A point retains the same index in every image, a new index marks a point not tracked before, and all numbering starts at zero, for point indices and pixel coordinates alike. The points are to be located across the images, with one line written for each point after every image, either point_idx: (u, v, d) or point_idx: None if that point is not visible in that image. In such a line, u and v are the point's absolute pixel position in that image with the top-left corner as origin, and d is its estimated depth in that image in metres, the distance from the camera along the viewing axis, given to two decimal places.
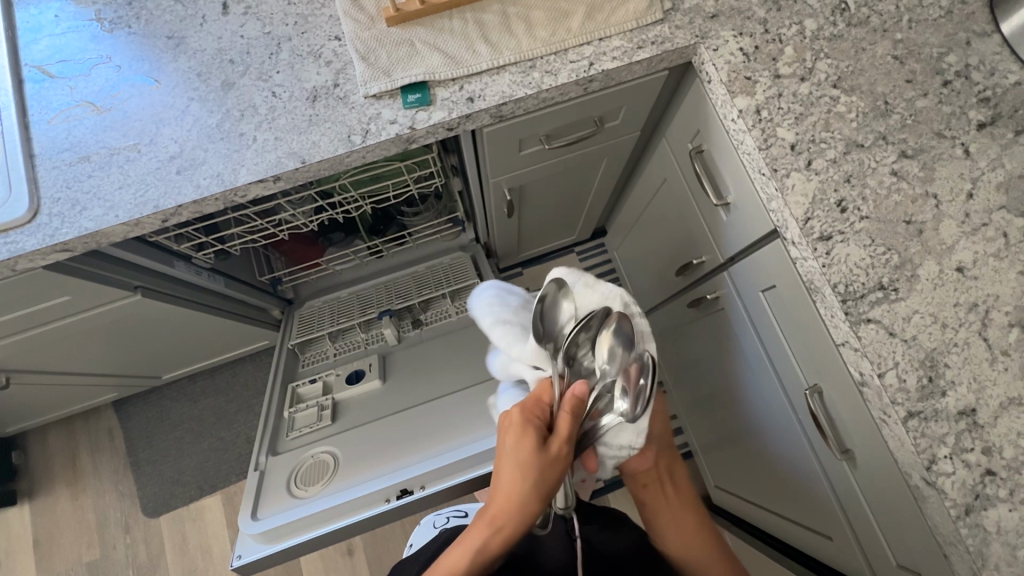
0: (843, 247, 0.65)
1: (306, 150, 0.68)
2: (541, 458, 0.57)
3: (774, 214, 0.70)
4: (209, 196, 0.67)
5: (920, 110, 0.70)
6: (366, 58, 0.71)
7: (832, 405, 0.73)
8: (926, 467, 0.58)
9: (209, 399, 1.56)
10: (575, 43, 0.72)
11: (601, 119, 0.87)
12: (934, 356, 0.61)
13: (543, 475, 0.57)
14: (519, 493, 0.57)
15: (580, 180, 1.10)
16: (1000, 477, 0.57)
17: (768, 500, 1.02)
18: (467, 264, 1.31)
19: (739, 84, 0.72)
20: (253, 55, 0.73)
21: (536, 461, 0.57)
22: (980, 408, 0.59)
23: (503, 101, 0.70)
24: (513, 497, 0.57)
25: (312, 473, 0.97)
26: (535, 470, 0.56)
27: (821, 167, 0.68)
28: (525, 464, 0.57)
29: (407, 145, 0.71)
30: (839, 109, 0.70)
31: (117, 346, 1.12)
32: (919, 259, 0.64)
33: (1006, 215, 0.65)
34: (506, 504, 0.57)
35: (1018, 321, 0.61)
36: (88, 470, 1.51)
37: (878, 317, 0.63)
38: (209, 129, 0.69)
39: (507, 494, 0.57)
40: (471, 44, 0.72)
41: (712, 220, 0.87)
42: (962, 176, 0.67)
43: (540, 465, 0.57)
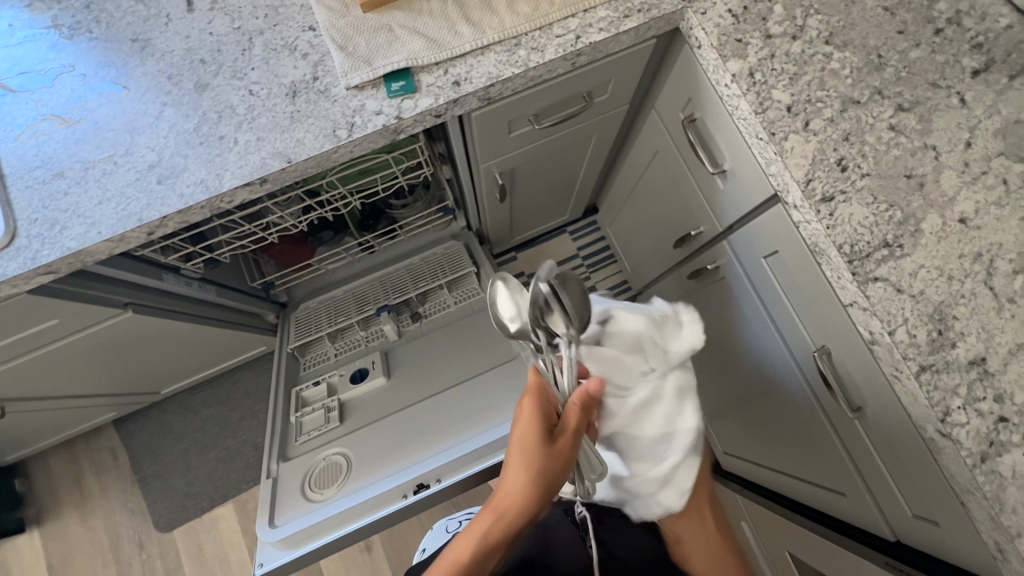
0: (846, 207, 0.64)
1: (291, 149, 0.66)
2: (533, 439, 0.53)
3: (774, 178, 0.68)
4: (195, 206, 0.64)
5: (913, 61, 0.69)
6: (344, 47, 0.68)
7: (841, 365, 0.73)
8: (940, 420, 0.59)
9: (211, 410, 1.54)
10: (559, 17, 0.70)
11: (590, 94, 0.85)
12: (942, 309, 0.61)
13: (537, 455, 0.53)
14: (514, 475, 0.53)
15: (570, 159, 1.08)
16: (1012, 423, 0.58)
17: (779, 462, 1.04)
18: (462, 254, 1.30)
19: (730, 48, 0.70)
20: (224, 52, 0.69)
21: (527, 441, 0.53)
22: (989, 356, 0.60)
23: (491, 83, 0.68)
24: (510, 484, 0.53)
25: (326, 475, 0.96)
26: (527, 450, 0.53)
27: (818, 127, 0.67)
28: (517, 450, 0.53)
29: (396, 137, 0.69)
30: (833, 66, 0.69)
31: (113, 364, 1.09)
32: (921, 213, 0.64)
33: (1005, 162, 0.65)
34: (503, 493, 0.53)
35: (1021, 267, 0.62)
36: (95, 491, 1.49)
37: (885, 275, 0.62)
38: (187, 134, 0.66)
39: (510, 479, 0.53)
40: (452, 25, 0.69)
41: (709, 189, 0.86)
42: (960, 126, 0.66)
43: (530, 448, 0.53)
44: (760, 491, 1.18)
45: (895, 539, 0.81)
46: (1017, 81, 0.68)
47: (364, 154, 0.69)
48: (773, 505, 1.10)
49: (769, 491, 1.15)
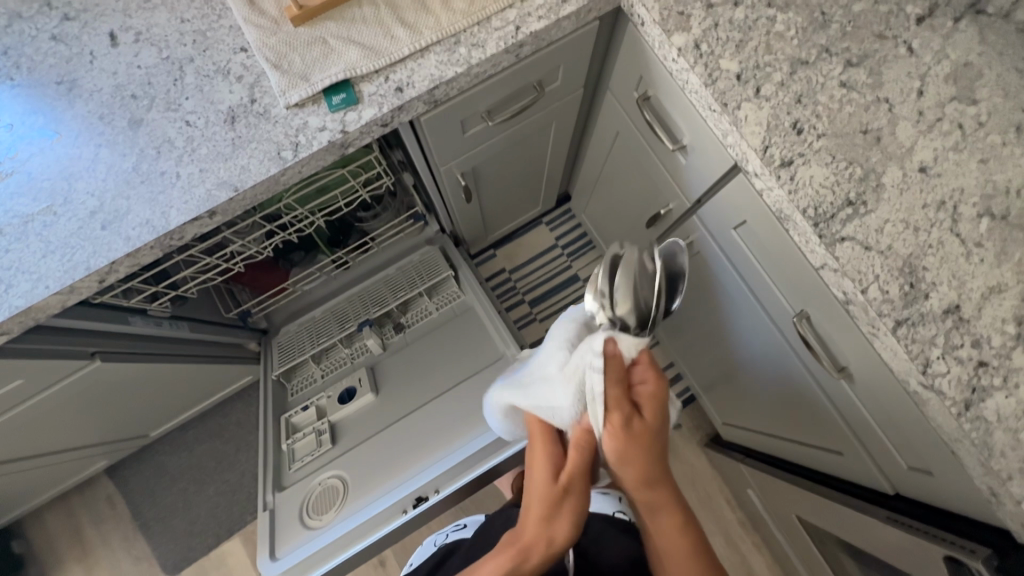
0: (806, 169, 0.63)
1: (237, 176, 0.64)
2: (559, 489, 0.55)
3: (732, 148, 0.67)
4: (143, 247, 0.62)
5: (857, 15, 0.68)
6: (279, 65, 0.66)
7: (820, 326, 0.73)
8: (921, 372, 0.59)
9: (206, 445, 1.52)
10: (496, 9, 0.68)
11: (541, 84, 0.83)
12: (912, 262, 0.61)
13: (561, 511, 0.54)
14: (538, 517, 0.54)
15: (533, 151, 1.06)
16: (992, 366, 0.58)
17: (775, 428, 1.04)
18: (438, 258, 1.28)
19: (673, 22, 0.68)
20: (155, 85, 0.66)
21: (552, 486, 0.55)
22: (962, 303, 0.60)
23: (434, 85, 0.66)
24: (536, 527, 0.54)
25: (323, 500, 0.95)
26: (552, 501, 0.55)
27: (770, 92, 0.65)
28: (545, 495, 0.55)
29: (344, 152, 0.67)
30: (778, 29, 0.68)
31: (94, 414, 1.07)
32: (881, 167, 0.63)
33: (958, 106, 0.65)
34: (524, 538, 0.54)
35: (984, 210, 0.62)
36: (97, 542, 1.47)
37: (852, 234, 0.62)
38: (126, 175, 0.64)
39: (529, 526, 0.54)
40: (388, 30, 0.67)
41: (672, 166, 0.85)
42: (911, 74, 0.66)
43: (555, 501, 0.55)
44: (762, 458, 1.18)
45: (895, 492, 0.81)
46: (961, 23, 0.67)
47: (314, 172, 0.67)
48: (774, 469, 1.10)
49: (770, 457, 1.15)
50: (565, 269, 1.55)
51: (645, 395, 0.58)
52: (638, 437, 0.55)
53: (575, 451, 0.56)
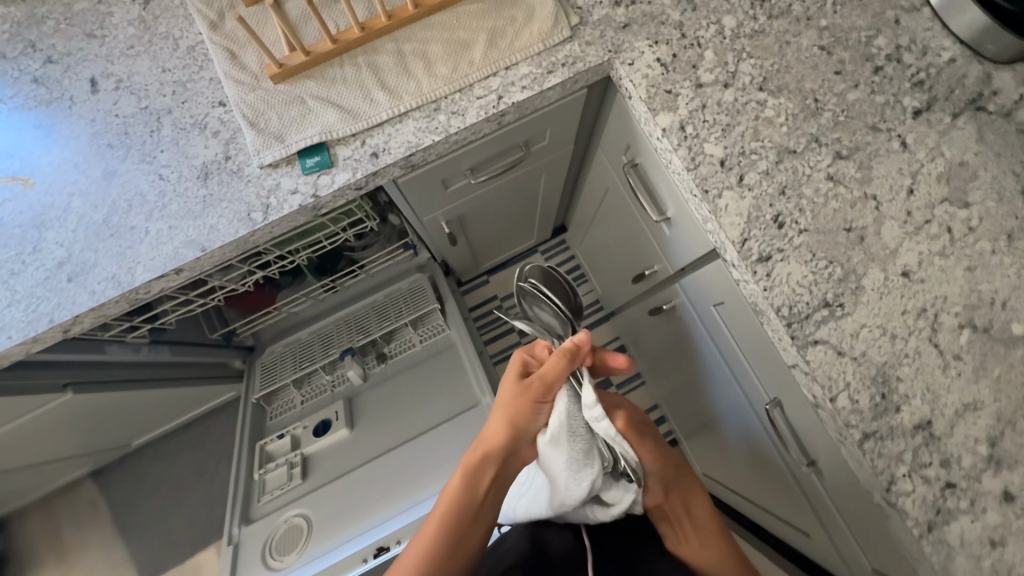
0: (783, 266, 0.62)
1: (205, 236, 0.63)
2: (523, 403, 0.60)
3: (711, 235, 0.65)
4: (107, 302, 0.62)
5: (852, 104, 0.66)
6: (256, 123, 0.65)
7: (791, 416, 0.72)
8: (885, 488, 0.56)
9: (190, 454, 1.53)
10: (479, 76, 0.67)
11: (527, 143, 0.82)
12: (886, 371, 0.59)
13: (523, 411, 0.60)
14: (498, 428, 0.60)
15: (523, 196, 1.06)
16: (960, 488, 0.55)
17: (751, 493, 1.02)
18: (426, 289, 1.28)
19: (659, 100, 0.67)
20: (132, 135, 0.66)
21: (514, 404, 0.60)
22: (935, 418, 0.57)
23: (410, 152, 0.65)
24: (485, 447, 0.60)
25: (287, 539, 0.95)
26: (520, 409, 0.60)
27: (753, 181, 0.64)
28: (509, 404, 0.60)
29: (316, 213, 0.66)
30: (767, 114, 0.66)
31: (72, 429, 1.08)
32: (862, 268, 0.61)
33: (949, 208, 0.62)
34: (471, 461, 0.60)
35: (967, 321, 0.59)
36: (78, 542, 1.49)
37: (825, 337, 0.60)
38: (95, 227, 0.63)
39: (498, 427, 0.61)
40: (368, 92, 0.66)
41: (657, 232, 0.84)
42: (901, 171, 0.64)
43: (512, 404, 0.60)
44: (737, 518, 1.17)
45: None
46: (959, 120, 0.65)
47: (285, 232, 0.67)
48: (748, 533, 1.09)
49: (745, 519, 1.13)
50: None
51: (635, 409, 0.60)
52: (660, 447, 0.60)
53: (553, 361, 0.59)
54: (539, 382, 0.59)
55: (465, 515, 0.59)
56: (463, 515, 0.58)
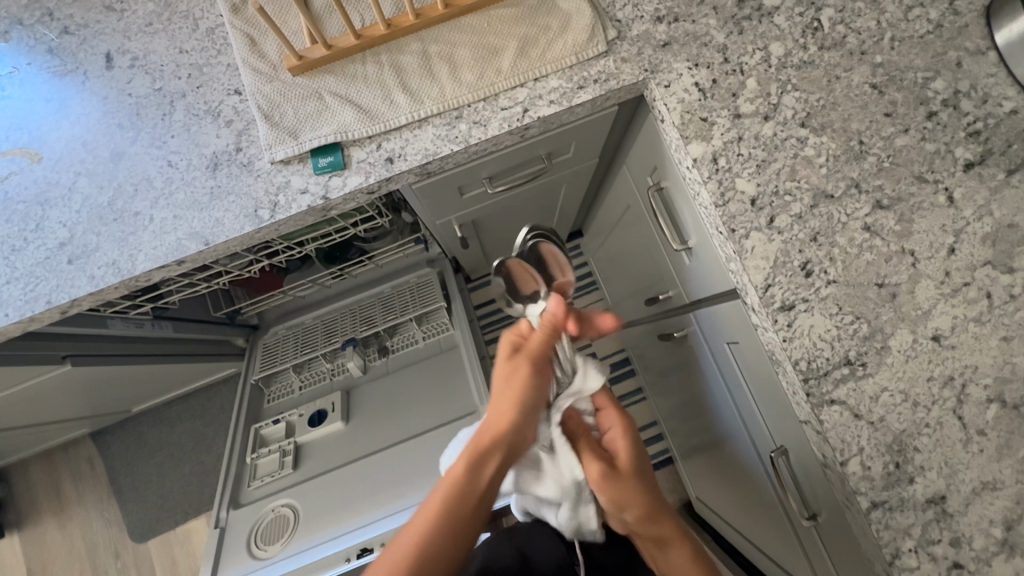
0: (807, 317, 0.59)
1: (209, 229, 0.61)
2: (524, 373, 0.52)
3: (734, 274, 0.62)
4: (106, 287, 0.60)
5: (898, 150, 0.62)
6: (270, 116, 0.62)
7: (797, 466, 0.68)
8: (888, 562, 0.54)
9: (187, 423, 1.54)
10: (506, 86, 0.63)
11: (550, 155, 0.79)
12: (903, 439, 0.55)
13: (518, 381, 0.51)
14: (504, 401, 0.51)
15: (540, 204, 1.03)
16: (968, 571, 0.52)
17: (743, 525, 1.00)
18: (434, 284, 1.26)
19: (693, 127, 0.63)
20: (143, 117, 0.65)
21: (514, 370, 0.52)
22: (950, 494, 0.54)
23: (427, 160, 0.62)
24: (497, 427, 0.49)
25: (272, 529, 0.95)
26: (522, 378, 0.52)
27: (784, 224, 0.60)
28: (512, 376, 0.52)
29: (325, 215, 0.64)
30: (807, 153, 0.62)
31: (71, 395, 1.09)
32: (890, 328, 0.58)
33: (992, 272, 0.58)
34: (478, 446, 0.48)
35: (997, 395, 0.55)
36: (73, 498, 1.51)
37: (843, 397, 0.57)
38: (99, 210, 0.62)
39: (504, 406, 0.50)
40: (388, 92, 0.63)
41: (676, 259, 0.81)
42: (944, 228, 0.59)
43: (515, 376, 0.52)
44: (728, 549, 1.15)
45: None
46: (1014, 177, 0.60)
47: (292, 230, 0.64)
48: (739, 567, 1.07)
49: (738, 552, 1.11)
50: None
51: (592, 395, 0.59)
52: (623, 474, 0.54)
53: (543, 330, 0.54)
54: (531, 354, 0.53)
55: (465, 508, 0.45)
56: (474, 493, 0.46)
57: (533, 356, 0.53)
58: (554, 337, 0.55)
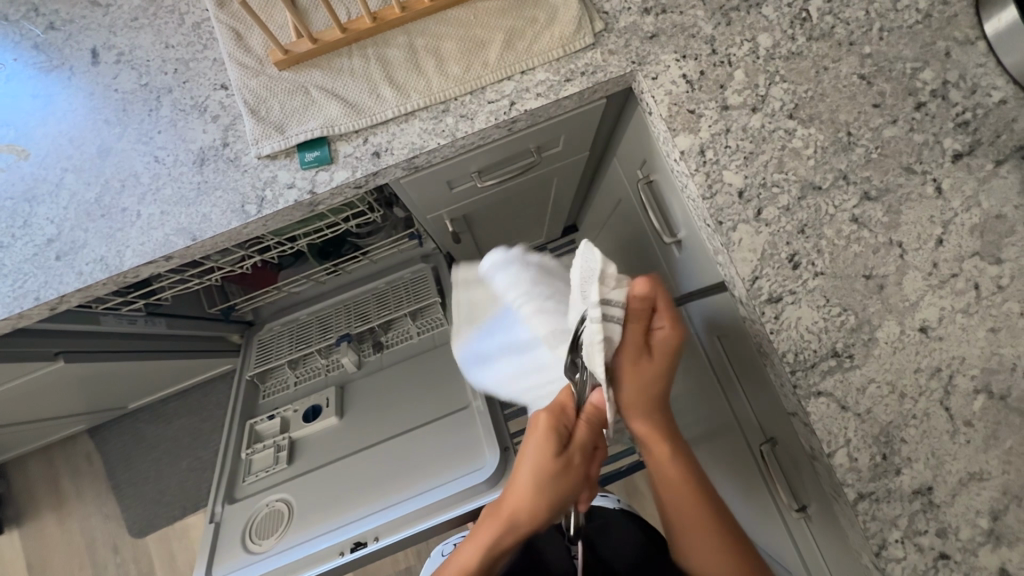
0: (794, 309, 0.58)
1: (196, 225, 0.61)
2: (554, 475, 0.51)
3: (721, 267, 0.62)
4: (95, 284, 0.61)
5: (887, 141, 0.62)
6: (256, 110, 0.62)
7: (786, 458, 0.68)
8: (874, 552, 0.54)
9: (184, 420, 1.55)
10: (492, 80, 0.63)
11: (539, 149, 0.78)
12: (889, 431, 0.55)
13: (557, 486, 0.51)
14: (530, 504, 0.51)
15: (532, 198, 1.02)
16: (954, 560, 0.52)
17: None
18: (429, 280, 1.26)
19: (681, 120, 0.63)
20: (129, 113, 0.65)
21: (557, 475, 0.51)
22: (936, 485, 0.54)
23: (414, 154, 0.62)
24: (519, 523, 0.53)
25: (267, 523, 0.96)
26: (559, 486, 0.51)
27: (772, 217, 0.60)
28: (540, 474, 0.51)
29: (313, 209, 0.64)
30: (794, 145, 0.62)
31: (66, 392, 1.09)
32: (878, 319, 0.58)
33: (979, 263, 0.58)
34: (495, 543, 0.54)
35: (984, 386, 0.55)
36: (72, 494, 1.52)
37: (830, 389, 0.57)
38: (87, 206, 0.62)
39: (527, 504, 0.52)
40: (374, 87, 0.63)
41: (666, 252, 0.81)
42: (932, 219, 0.59)
43: (550, 479, 0.51)
44: None
45: None
46: (1003, 168, 0.60)
47: (280, 226, 0.64)
48: None
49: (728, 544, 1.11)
50: None
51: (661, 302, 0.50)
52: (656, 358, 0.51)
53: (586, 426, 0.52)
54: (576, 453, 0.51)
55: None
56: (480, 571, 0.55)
57: (580, 452, 0.52)
58: (595, 430, 0.53)
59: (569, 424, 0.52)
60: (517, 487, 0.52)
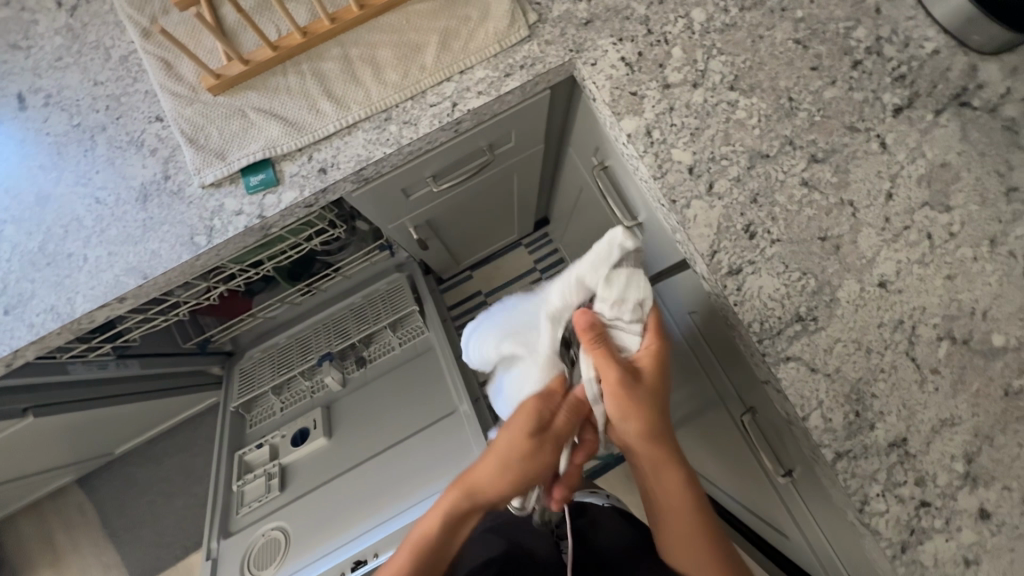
0: (755, 279, 0.59)
1: (146, 262, 0.60)
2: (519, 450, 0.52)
3: (681, 245, 0.62)
4: (48, 334, 0.59)
5: (828, 103, 0.62)
6: (195, 139, 0.61)
7: (767, 425, 0.69)
8: (858, 509, 0.54)
9: (175, 458, 1.52)
10: (431, 83, 0.62)
11: (491, 146, 0.78)
12: (860, 387, 0.56)
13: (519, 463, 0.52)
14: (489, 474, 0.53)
15: (495, 196, 1.02)
16: (934, 507, 0.53)
17: (724, 487, 1.00)
18: (405, 289, 1.24)
19: (624, 103, 0.63)
20: (65, 156, 0.63)
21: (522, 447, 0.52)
22: (910, 435, 0.55)
23: (360, 166, 0.61)
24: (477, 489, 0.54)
25: (264, 553, 0.95)
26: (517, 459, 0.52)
27: (723, 189, 0.61)
28: (509, 453, 0.52)
29: (265, 233, 0.63)
30: (738, 116, 0.62)
31: (44, 446, 1.07)
32: (837, 280, 0.58)
33: (930, 213, 0.59)
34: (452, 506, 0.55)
35: (946, 333, 0.56)
36: (68, 547, 1.49)
37: (798, 353, 0.57)
38: (31, 256, 0.61)
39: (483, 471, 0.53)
40: (313, 103, 0.62)
41: (631, 235, 0.81)
42: (880, 174, 0.60)
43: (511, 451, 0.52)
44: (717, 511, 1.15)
45: None
46: (942, 117, 0.60)
47: (234, 254, 0.63)
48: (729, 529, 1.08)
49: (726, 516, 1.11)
50: None
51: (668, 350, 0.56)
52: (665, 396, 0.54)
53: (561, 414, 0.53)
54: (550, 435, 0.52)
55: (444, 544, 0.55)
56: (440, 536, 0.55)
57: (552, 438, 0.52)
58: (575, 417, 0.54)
59: (551, 410, 0.53)
60: (485, 459, 0.53)
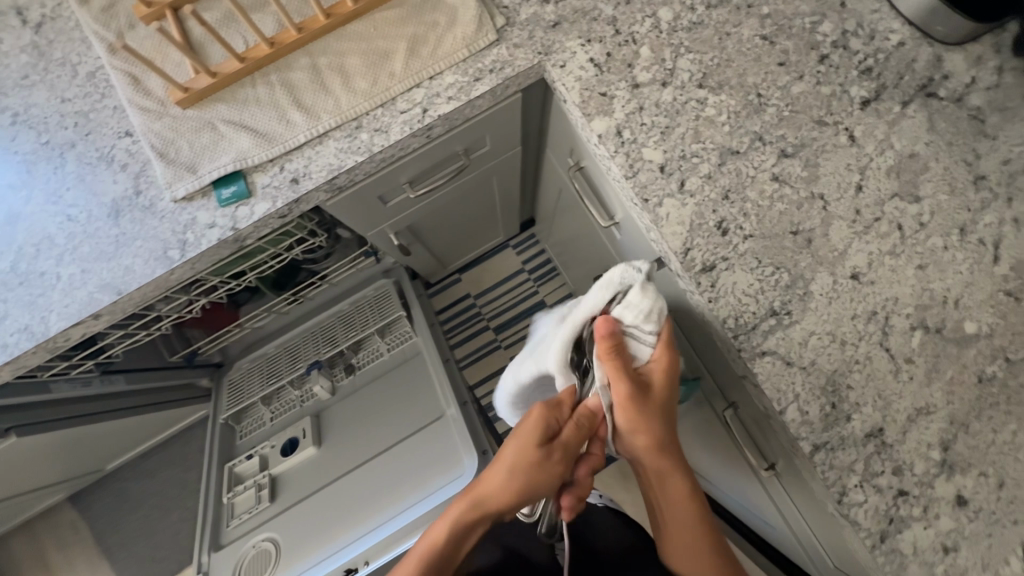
0: (729, 275, 0.59)
1: (120, 278, 0.59)
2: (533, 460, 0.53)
3: (655, 243, 0.63)
4: (22, 354, 0.59)
5: (796, 98, 0.62)
6: (165, 153, 0.61)
7: (749, 420, 0.69)
8: (837, 500, 0.54)
9: (168, 472, 1.51)
10: (401, 89, 0.62)
11: (467, 150, 0.78)
12: (836, 379, 0.56)
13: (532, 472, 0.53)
14: (501, 484, 0.53)
15: (476, 199, 1.02)
16: (912, 495, 0.53)
17: (713, 481, 1.01)
18: (391, 295, 1.24)
19: (594, 103, 0.63)
20: (34, 175, 0.63)
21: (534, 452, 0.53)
22: (887, 425, 0.55)
23: (332, 175, 0.61)
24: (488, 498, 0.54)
25: (255, 564, 0.95)
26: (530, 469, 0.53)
27: (695, 186, 0.61)
28: (516, 462, 0.53)
29: (239, 245, 0.63)
30: (708, 113, 0.62)
31: (31, 465, 1.06)
32: (810, 273, 0.59)
33: (899, 204, 0.59)
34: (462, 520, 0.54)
35: (919, 322, 0.56)
36: (62, 566, 1.48)
37: (773, 347, 0.58)
38: (3, 276, 0.60)
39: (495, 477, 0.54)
40: (283, 113, 0.61)
41: (609, 235, 0.81)
42: (850, 167, 0.60)
43: (526, 462, 0.53)
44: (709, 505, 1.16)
45: None
46: (909, 108, 0.61)
47: (209, 266, 0.63)
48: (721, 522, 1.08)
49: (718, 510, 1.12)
50: (531, 294, 1.49)
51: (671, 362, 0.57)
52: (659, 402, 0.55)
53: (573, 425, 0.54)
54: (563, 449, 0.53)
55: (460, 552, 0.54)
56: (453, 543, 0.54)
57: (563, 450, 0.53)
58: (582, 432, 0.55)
59: (559, 424, 0.55)
60: (494, 469, 0.54)
